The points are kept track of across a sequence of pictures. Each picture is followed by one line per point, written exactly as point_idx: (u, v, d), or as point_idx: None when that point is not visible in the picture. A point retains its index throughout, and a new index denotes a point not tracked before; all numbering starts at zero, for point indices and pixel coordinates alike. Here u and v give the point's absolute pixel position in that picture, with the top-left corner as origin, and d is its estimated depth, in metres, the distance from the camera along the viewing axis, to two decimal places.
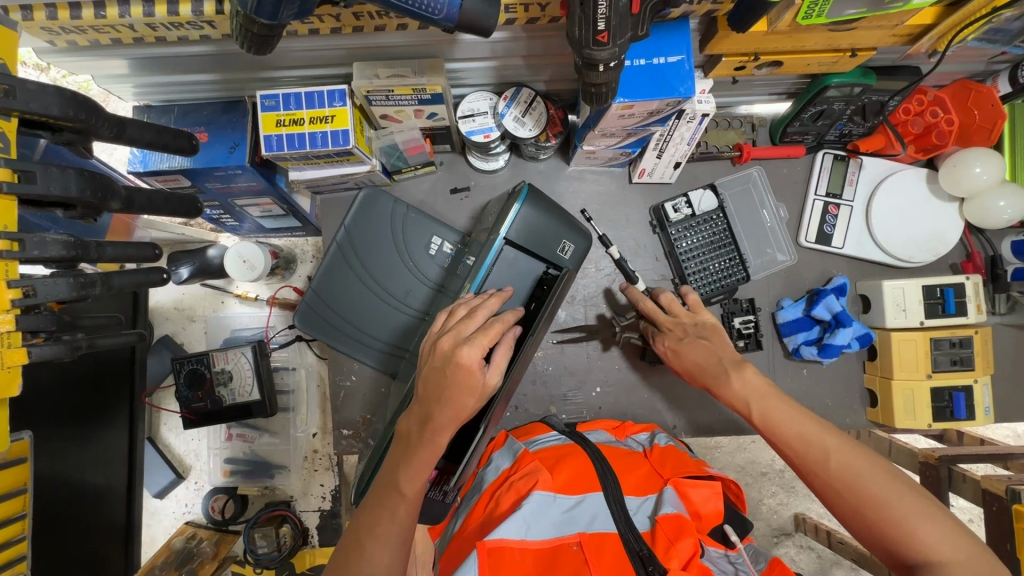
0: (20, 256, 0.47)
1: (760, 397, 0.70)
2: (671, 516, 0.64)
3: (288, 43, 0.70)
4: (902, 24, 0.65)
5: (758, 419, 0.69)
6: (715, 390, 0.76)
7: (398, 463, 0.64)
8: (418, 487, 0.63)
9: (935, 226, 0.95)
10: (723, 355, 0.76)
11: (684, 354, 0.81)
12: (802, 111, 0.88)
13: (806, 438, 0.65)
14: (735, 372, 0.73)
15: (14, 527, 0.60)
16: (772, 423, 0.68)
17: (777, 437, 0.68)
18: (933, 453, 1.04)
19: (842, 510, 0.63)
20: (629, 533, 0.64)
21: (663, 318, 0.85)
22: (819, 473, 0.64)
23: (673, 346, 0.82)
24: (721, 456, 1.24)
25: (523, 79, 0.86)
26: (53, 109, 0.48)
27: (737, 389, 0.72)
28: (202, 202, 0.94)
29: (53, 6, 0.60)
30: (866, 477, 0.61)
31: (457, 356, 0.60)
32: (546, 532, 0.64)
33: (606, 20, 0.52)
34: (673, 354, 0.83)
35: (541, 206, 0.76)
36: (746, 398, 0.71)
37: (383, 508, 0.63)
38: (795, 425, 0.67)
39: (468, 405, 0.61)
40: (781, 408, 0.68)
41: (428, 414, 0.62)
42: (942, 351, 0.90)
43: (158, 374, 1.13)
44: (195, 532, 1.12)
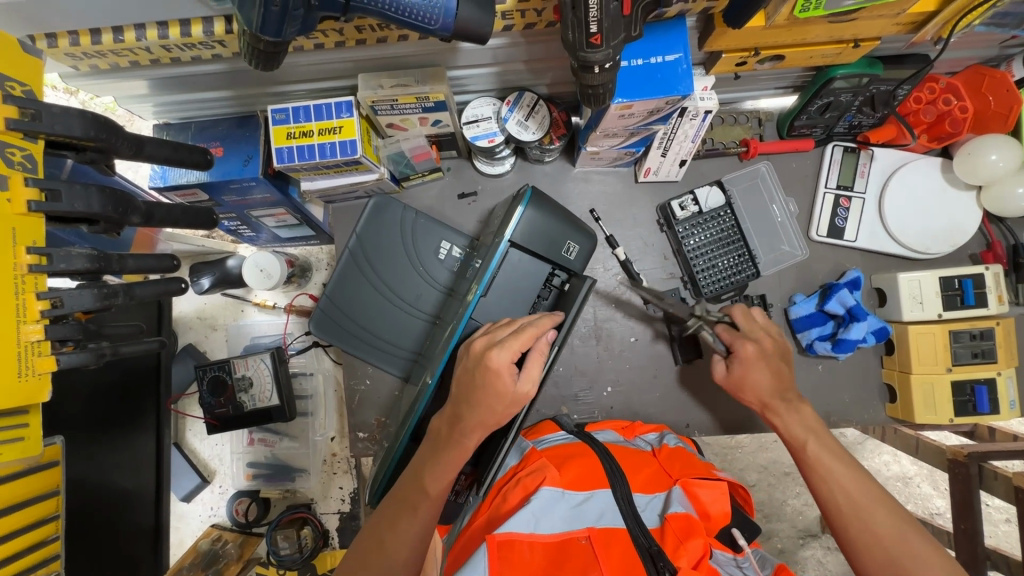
0: (47, 270, 0.50)
1: (815, 436, 0.71)
2: (681, 516, 0.66)
3: (297, 58, 0.73)
4: (904, 13, 0.64)
5: (810, 455, 0.70)
6: (771, 411, 0.75)
7: (425, 463, 0.65)
8: (441, 486, 0.63)
9: (951, 215, 0.93)
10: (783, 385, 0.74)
11: (762, 370, 0.74)
12: (809, 103, 0.88)
13: (857, 483, 0.66)
14: (795, 407, 0.74)
15: (47, 528, 0.63)
16: (825, 463, 0.69)
17: (824, 476, 0.68)
18: (962, 450, 1.03)
19: (872, 562, 0.62)
20: (637, 528, 0.65)
21: (755, 325, 0.77)
22: (861, 520, 0.64)
23: (761, 355, 0.73)
24: (742, 456, 1.23)
25: (526, 83, 0.88)
26: (76, 131, 0.51)
27: (796, 420, 0.73)
28: (220, 214, 0.98)
29: (75, 32, 0.63)
30: (908, 536, 0.61)
31: (487, 358, 0.62)
32: (554, 526, 0.65)
33: (598, 22, 0.53)
34: (737, 359, 0.75)
35: (545, 208, 0.77)
36: (801, 429, 0.72)
37: (404, 507, 0.64)
38: (847, 470, 0.67)
39: (496, 410, 0.62)
40: (829, 446, 0.70)
41: (458, 415, 0.63)
42: (962, 344, 0.87)
43: (183, 382, 1.17)
44: (220, 534, 1.15)
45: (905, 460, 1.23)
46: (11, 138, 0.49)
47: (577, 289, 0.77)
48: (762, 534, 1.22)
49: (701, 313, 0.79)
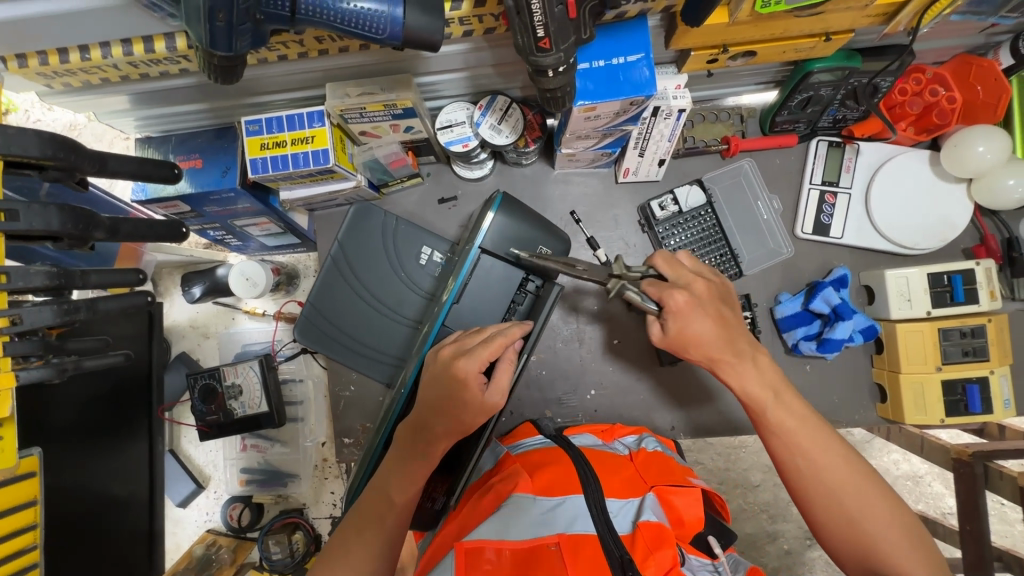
0: (6, 287, 0.50)
1: (777, 398, 0.65)
2: (652, 524, 0.64)
3: (264, 70, 0.73)
4: (872, 4, 0.62)
5: (773, 420, 0.64)
6: (720, 372, 0.67)
7: (391, 473, 0.65)
8: (406, 497, 0.64)
9: (940, 209, 0.90)
10: (731, 335, 0.66)
11: (702, 322, 0.66)
12: (789, 98, 0.86)
13: (819, 451, 0.62)
14: (754, 358, 0.66)
15: (26, 537, 0.65)
16: (788, 429, 0.63)
17: (785, 445, 0.64)
18: (967, 449, 1.01)
19: (829, 524, 0.61)
20: (609, 536, 0.63)
21: (684, 272, 0.69)
22: (823, 487, 0.61)
23: (694, 304, 0.66)
24: (746, 455, 1.21)
25: (499, 87, 0.87)
26: (33, 151, 0.52)
27: (754, 379, 0.65)
28: (204, 224, 0.99)
29: (43, 52, 0.65)
30: (869, 498, 0.60)
31: (456, 366, 0.63)
32: (523, 532, 0.64)
33: (545, 26, 0.51)
34: (670, 316, 0.67)
35: (516, 214, 0.78)
36: (762, 389, 0.65)
37: (373, 515, 0.64)
38: (811, 434, 0.63)
39: (467, 421, 0.63)
40: (792, 409, 0.64)
41: (425, 425, 0.63)
42: (952, 342, 0.85)
43: (176, 390, 1.18)
44: (215, 539, 1.16)
45: (914, 458, 1.19)
46: None
47: (547, 295, 0.77)
48: (767, 536, 1.20)
49: (621, 272, 0.71)
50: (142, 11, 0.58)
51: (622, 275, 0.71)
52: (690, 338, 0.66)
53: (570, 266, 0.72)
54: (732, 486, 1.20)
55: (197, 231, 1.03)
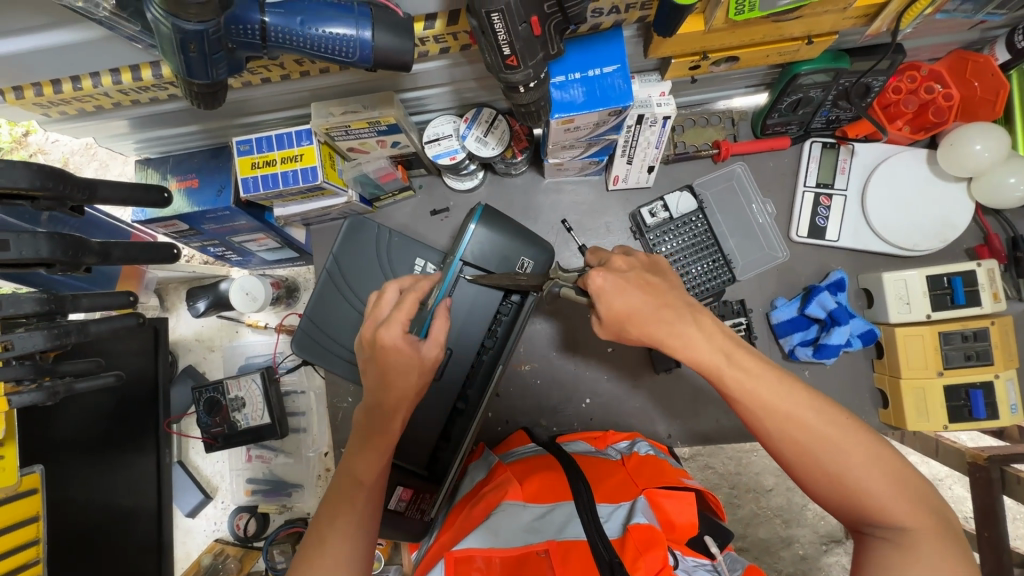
0: None
1: (729, 360, 0.57)
2: (642, 526, 0.61)
3: (251, 92, 0.75)
4: (852, 6, 0.61)
5: (731, 386, 0.56)
6: (664, 348, 0.59)
7: (355, 456, 0.66)
8: (371, 471, 0.64)
9: (939, 209, 0.88)
10: (663, 301, 0.59)
11: (627, 293, 0.60)
12: (779, 101, 0.84)
13: (786, 409, 0.54)
14: (693, 317, 0.59)
15: (28, 552, 0.67)
16: (750, 392, 0.55)
17: (748, 410, 0.56)
18: (983, 453, 0.97)
19: (812, 482, 0.55)
20: (599, 540, 0.61)
21: (604, 255, 0.68)
22: (797, 446, 0.54)
23: (613, 279, 0.60)
24: (758, 459, 1.18)
25: (484, 99, 0.88)
26: (22, 182, 0.54)
27: (700, 344, 0.57)
28: (204, 242, 1.01)
29: (38, 84, 0.67)
30: (848, 449, 0.53)
31: (381, 340, 0.65)
32: (514, 539, 0.63)
33: (510, 45, 0.51)
34: (592, 296, 0.62)
35: (498, 226, 0.79)
36: (711, 354, 0.57)
37: (345, 497, 0.63)
38: (775, 390, 0.55)
39: (411, 382, 0.65)
40: (747, 368, 0.56)
41: (376, 402, 0.65)
42: (954, 346, 0.83)
43: (182, 403, 1.21)
44: (222, 548, 1.19)
45: (932, 462, 1.15)
46: None
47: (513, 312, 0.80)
48: (781, 541, 1.18)
49: (556, 273, 0.72)
50: (125, 42, 0.59)
51: (557, 275, 0.72)
52: (623, 315, 0.60)
53: (514, 276, 0.75)
54: (744, 491, 1.18)
55: (198, 248, 1.06)
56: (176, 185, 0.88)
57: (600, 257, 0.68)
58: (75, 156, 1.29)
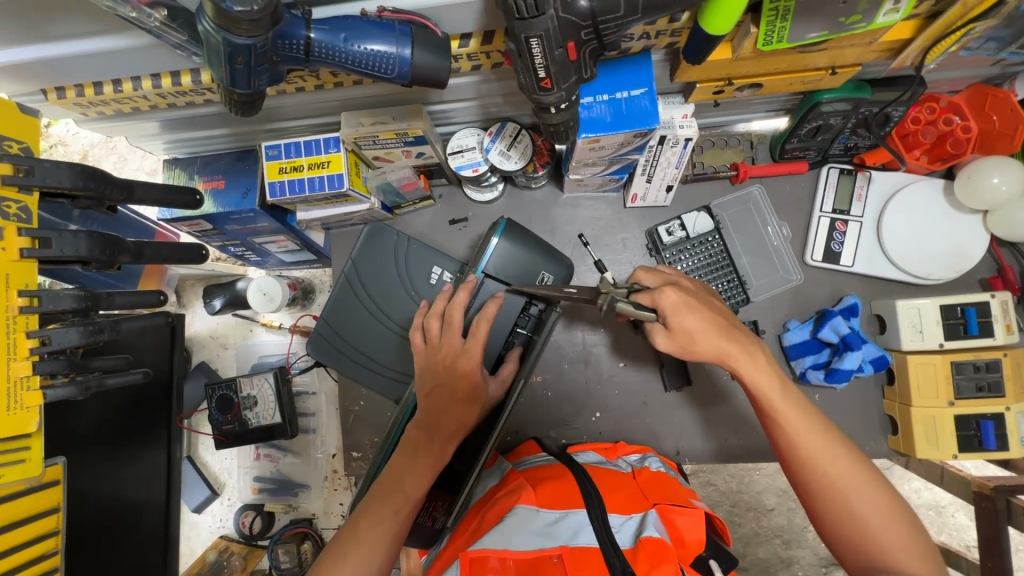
0: (38, 310, 0.55)
1: (781, 387, 0.63)
2: (653, 540, 0.61)
3: (286, 100, 0.77)
4: (876, 41, 0.62)
5: (775, 409, 0.62)
6: (731, 362, 0.63)
7: (404, 469, 0.67)
8: (417, 486, 0.65)
9: (954, 240, 0.89)
10: (733, 326, 0.65)
11: (701, 313, 0.64)
12: (799, 126, 0.85)
13: (819, 440, 0.60)
14: (760, 346, 0.65)
15: (48, 543, 0.68)
16: (791, 417, 0.62)
17: (786, 436, 0.62)
18: (989, 483, 0.97)
19: (830, 519, 0.59)
20: (611, 549, 0.61)
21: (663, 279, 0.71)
22: (825, 478, 0.59)
23: (684, 299, 0.64)
24: (760, 478, 1.18)
25: (509, 114, 0.90)
26: (66, 182, 0.54)
27: (762, 367, 0.63)
28: (226, 241, 1.03)
29: (80, 85, 0.69)
30: (869, 492, 0.58)
31: (459, 366, 0.69)
32: (527, 542, 0.61)
33: (546, 69, 0.52)
34: (664, 311, 0.64)
35: (520, 240, 0.80)
36: (770, 379, 0.63)
37: (383, 509, 0.64)
38: (812, 421, 0.61)
39: (472, 412, 0.69)
40: (795, 398, 0.63)
41: (436, 426, 0.67)
42: (965, 376, 0.83)
43: (195, 398, 1.23)
44: (227, 545, 1.21)
45: (934, 488, 1.16)
46: (7, 192, 0.53)
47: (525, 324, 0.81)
48: (781, 561, 1.18)
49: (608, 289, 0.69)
50: (168, 50, 0.61)
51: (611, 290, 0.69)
52: (688, 334, 0.64)
53: (562, 291, 0.74)
54: (745, 509, 1.18)
55: (219, 248, 1.08)
56: (202, 186, 0.89)
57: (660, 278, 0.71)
58: (95, 149, 1.30)
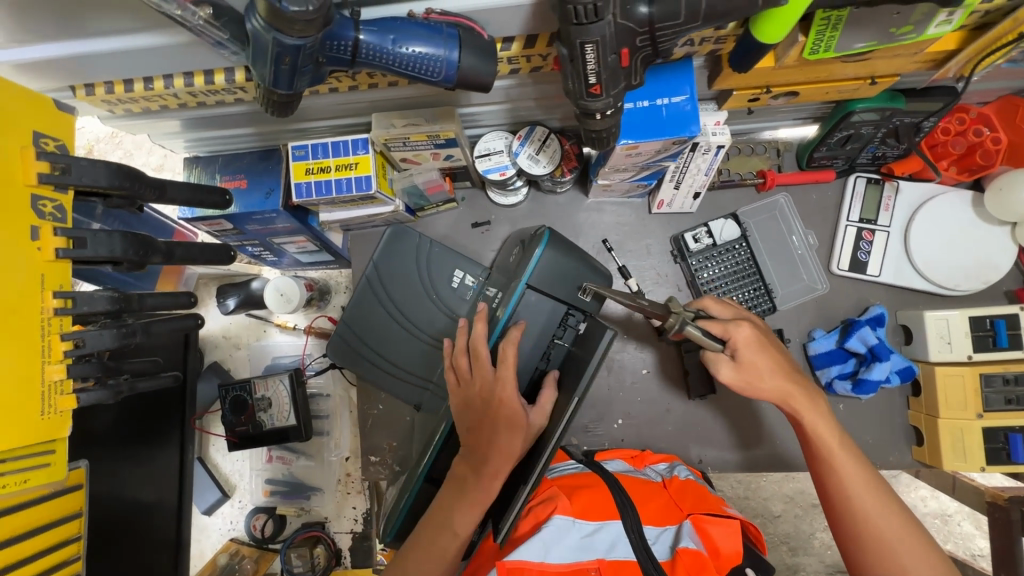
0: (72, 312, 0.53)
1: (840, 440, 0.68)
2: (690, 551, 0.60)
3: (316, 100, 0.75)
4: (922, 52, 0.62)
5: (831, 460, 0.67)
6: (792, 404, 0.69)
7: (450, 505, 0.66)
8: (465, 526, 0.64)
9: (982, 251, 0.89)
10: (794, 370, 0.71)
11: (767, 356, 0.69)
12: (829, 135, 0.85)
13: (872, 498, 0.64)
14: (820, 397, 0.71)
15: (70, 548, 0.67)
16: (845, 469, 0.66)
17: (840, 491, 0.66)
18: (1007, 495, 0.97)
19: None
20: (648, 562, 0.60)
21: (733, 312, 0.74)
22: (875, 537, 0.62)
23: (757, 336, 0.69)
24: (768, 485, 1.17)
25: (538, 118, 0.89)
26: (102, 180, 0.52)
27: (821, 416, 0.69)
28: (244, 241, 1.01)
29: (109, 82, 0.68)
30: (919, 558, 0.61)
31: (499, 397, 0.68)
32: (564, 556, 0.61)
33: (597, 75, 0.51)
34: (735, 346, 0.69)
35: (566, 251, 0.79)
36: (830, 430, 0.68)
37: (433, 547, 0.65)
38: (867, 478, 0.65)
39: (516, 444, 0.66)
40: (852, 452, 0.67)
41: (482, 460, 0.65)
42: (994, 388, 0.83)
43: (207, 399, 1.21)
44: (238, 549, 1.19)
45: (941, 496, 1.16)
46: (43, 191, 0.52)
47: (566, 339, 0.79)
48: (788, 568, 1.17)
49: (678, 309, 0.70)
50: (206, 48, 0.60)
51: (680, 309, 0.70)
52: (756, 370, 0.69)
53: (634, 299, 0.70)
54: (754, 516, 1.17)
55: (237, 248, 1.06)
56: (224, 186, 0.88)
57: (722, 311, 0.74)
58: (100, 145, 1.26)
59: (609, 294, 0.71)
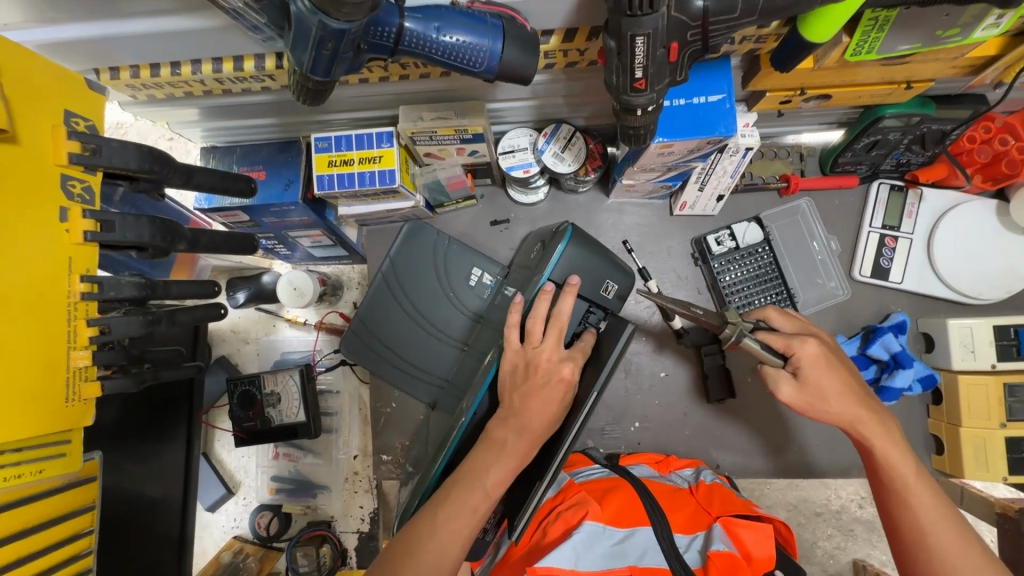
0: (98, 297, 0.51)
1: (917, 472, 0.63)
2: (723, 554, 0.59)
3: (343, 91, 0.74)
4: (962, 57, 0.61)
5: (904, 492, 0.63)
6: (860, 430, 0.65)
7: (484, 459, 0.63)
8: (499, 483, 0.62)
9: (1006, 260, 0.89)
10: (863, 393, 0.67)
11: (836, 377, 0.66)
12: (856, 141, 0.84)
13: (950, 537, 0.60)
14: (893, 424, 0.66)
15: (81, 542, 0.65)
16: (921, 503, 0.62)
17: (913, 526, 0.61)
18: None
19: None
20: (682, 570, 0.59)
21: (798, 327, 0.72)
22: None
23: (824, 355, 0.66)
24: None
25: (563, 116, 0.88)
26: (131, 163, 0.51)
27: (893, 444, 0.64)
28: (260, 234, 1.00)
29: (136, 66, 0.66)
30: None
31: (561, 371, 0.68)
32: (596, 564, 0.59)
33: (644, 70, 0.50)
34: (803, 363, 0.66)
35: (588, 247, 0.77)
36: (905, 461, 0.64)
37: (463, 504, 0.61)
38: (944, 515, 0.61)
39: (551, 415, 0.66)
40: (929, 486, 0.63)
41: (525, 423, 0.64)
42: (1020, 399, 0.81)
43: (214, 393, 1.19)
44: (241, 547, 1.16)
45: None
46: (73, 171, 0.50)
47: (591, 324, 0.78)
48: None
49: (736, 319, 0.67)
50: (240, 33, 0.59)
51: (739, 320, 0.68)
52: (822, 392, 0.66)
53: (688, 306, 0.67)
54: None
55: None
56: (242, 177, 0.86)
57: (784, 324, 0.72)
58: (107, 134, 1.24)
59: (664, 300, 0.68)
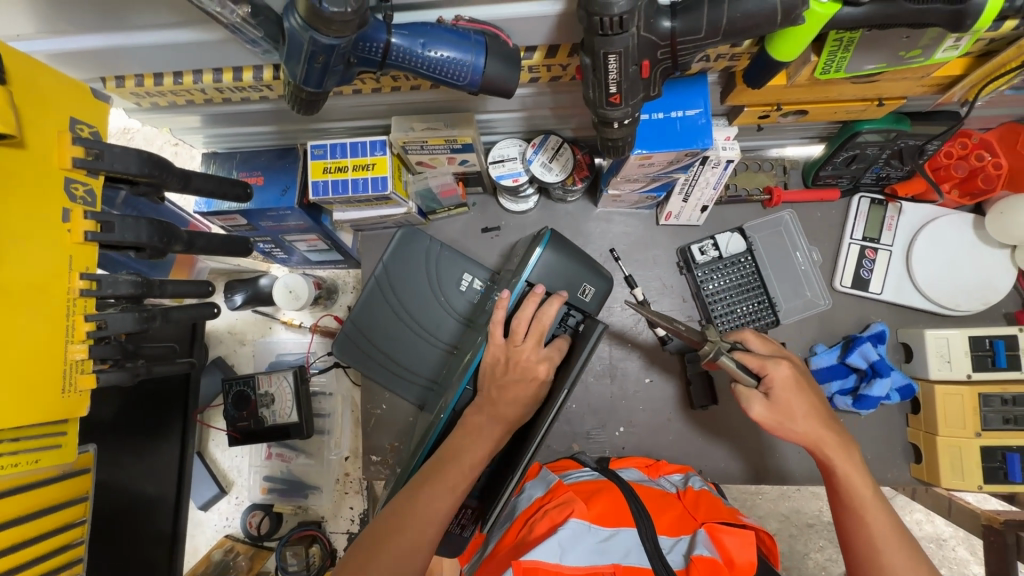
0: (96, 294, 0.54)
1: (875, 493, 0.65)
2: (706, 559, 0.60)
3: (338, 101, 0.77)
4: (929, 76, 0.64)
5: (861, 510, 0.64)
6: (822, 449, 0.68)
7: (463, 447, 0.66)
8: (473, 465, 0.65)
9: (982, 272, 0.91)
10: (829, 417, 0.69)
11: (804, 399, 0.69)
12: (835, 154, 0.87)
13: (900, 556, 0.60)
14: (856, 448, 0.68)
15: None
16: (877, 521, 0.63)
17: (866, 543, 0.62)
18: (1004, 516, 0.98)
19: None
20: (664, 569, 0.60)
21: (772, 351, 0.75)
22: None
23: (795, 379, 0.69)
24: (762, 503, 1.11)
25: (551, 128, 0.91)
26: (132, 168, 0.54)
27: (856, 465, 0.66)
28: (257, 238, 1.03)
29: (140, 75, 0.69)
30: None
31: (537, 369, 0.72)
32: (582, 558, 0.61)
33: (618, 84, 0.53)
34: (776, 384, 0.69)
35: (565, 251, 0.80)
36: (865, 481, 0.65)
37: (440, 484, 0.63)
38: (898, 536, 0.62)
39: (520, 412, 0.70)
40: (887, 508, 0.64)
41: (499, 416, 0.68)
42: (993, 408, 0.84)
43: (209, 394, 1.21)
44: (233, 545, 1.18)
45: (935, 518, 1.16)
46: (77, 174, 0.53)
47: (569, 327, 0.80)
48: None
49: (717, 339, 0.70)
50: (239, 45, 0.62)
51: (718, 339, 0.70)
52: (791, 412, 0.69)
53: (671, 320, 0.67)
54: None
55: None
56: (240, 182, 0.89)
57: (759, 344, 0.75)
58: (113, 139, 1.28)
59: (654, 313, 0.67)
